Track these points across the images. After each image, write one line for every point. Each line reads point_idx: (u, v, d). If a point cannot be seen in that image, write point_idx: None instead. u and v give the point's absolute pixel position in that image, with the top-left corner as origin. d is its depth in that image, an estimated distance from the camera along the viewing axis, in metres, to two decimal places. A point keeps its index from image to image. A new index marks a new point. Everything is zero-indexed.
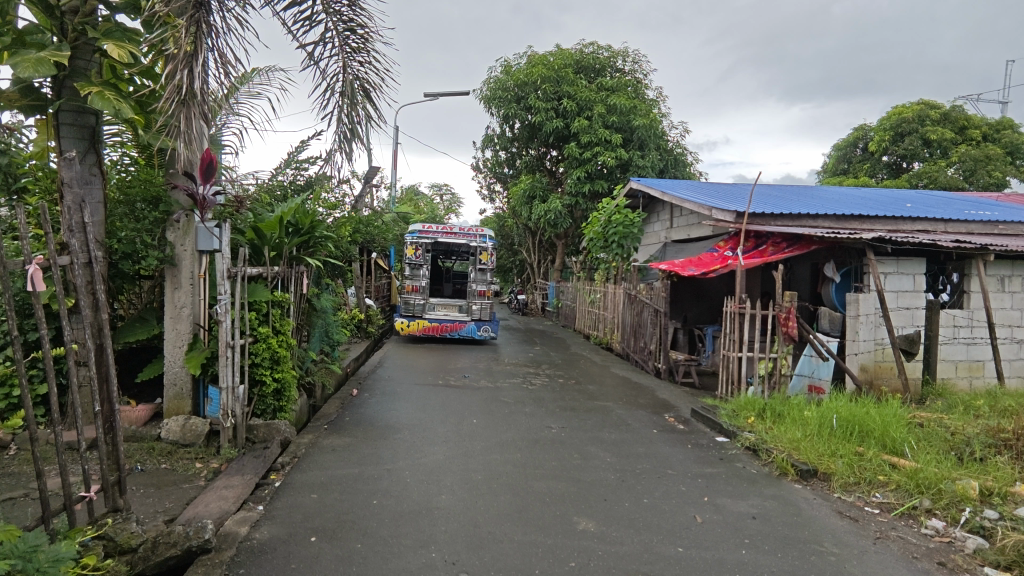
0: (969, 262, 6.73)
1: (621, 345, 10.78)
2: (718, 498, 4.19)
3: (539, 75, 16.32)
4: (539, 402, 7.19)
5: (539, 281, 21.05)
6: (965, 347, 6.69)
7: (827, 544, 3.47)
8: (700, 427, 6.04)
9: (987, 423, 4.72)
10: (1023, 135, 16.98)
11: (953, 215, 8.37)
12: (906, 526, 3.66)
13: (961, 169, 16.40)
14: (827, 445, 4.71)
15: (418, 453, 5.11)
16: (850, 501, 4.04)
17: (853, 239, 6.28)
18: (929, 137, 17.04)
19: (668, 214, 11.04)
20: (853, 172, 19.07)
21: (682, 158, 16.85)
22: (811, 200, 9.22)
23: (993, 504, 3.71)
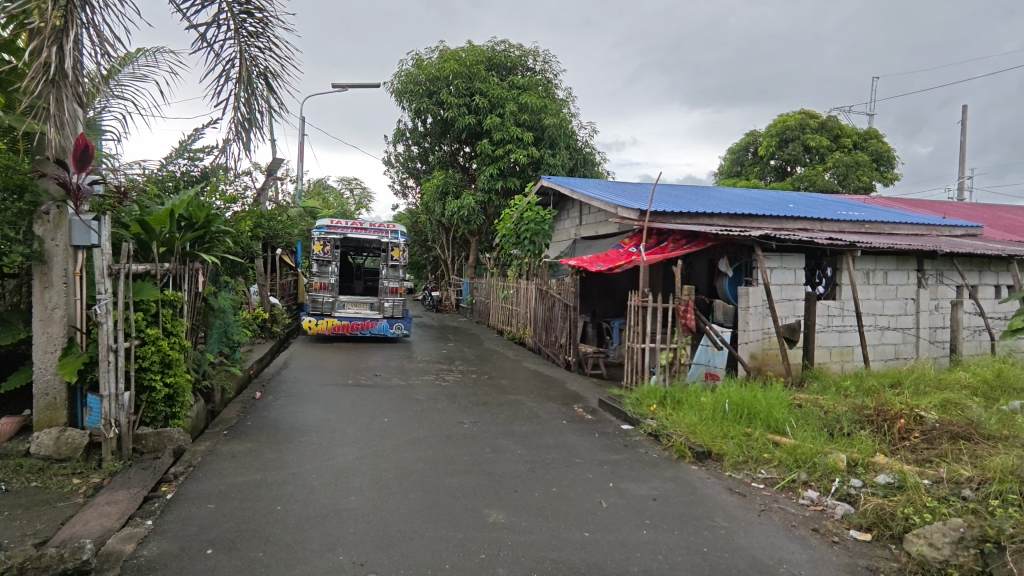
0: (840, 257, 7.46)
1: (533, 339, 10.98)
2: (622, 482, 4.39)
3: (450, 70, 16.24)
4: (451, 398, 7.18)
5: (453, 278, 20.95)
6: (838, 334, 7.42)
7: (719, 519, 3.74)
8: (607, 417, 6.29)
9: (854, 402, 5.26)
10: (885, 144, 19.02)
11: (828, 215, 9.23)
12: (786, 498, 4.02)
13: (836, 174, 18.12)
14: (720, 428, 5.07)
15: (326, 455, 4.95)
16: (739, 479, 4.38)
17: (743, 236, 6.77)
18: (809, 144, 18.66)
19: (577, 212, 11.37)
20: (745, 174, 20.53)
21: (591, 158, 17.38)
22: (707, 199, 9.82)
23: (857, 473, 4.10)
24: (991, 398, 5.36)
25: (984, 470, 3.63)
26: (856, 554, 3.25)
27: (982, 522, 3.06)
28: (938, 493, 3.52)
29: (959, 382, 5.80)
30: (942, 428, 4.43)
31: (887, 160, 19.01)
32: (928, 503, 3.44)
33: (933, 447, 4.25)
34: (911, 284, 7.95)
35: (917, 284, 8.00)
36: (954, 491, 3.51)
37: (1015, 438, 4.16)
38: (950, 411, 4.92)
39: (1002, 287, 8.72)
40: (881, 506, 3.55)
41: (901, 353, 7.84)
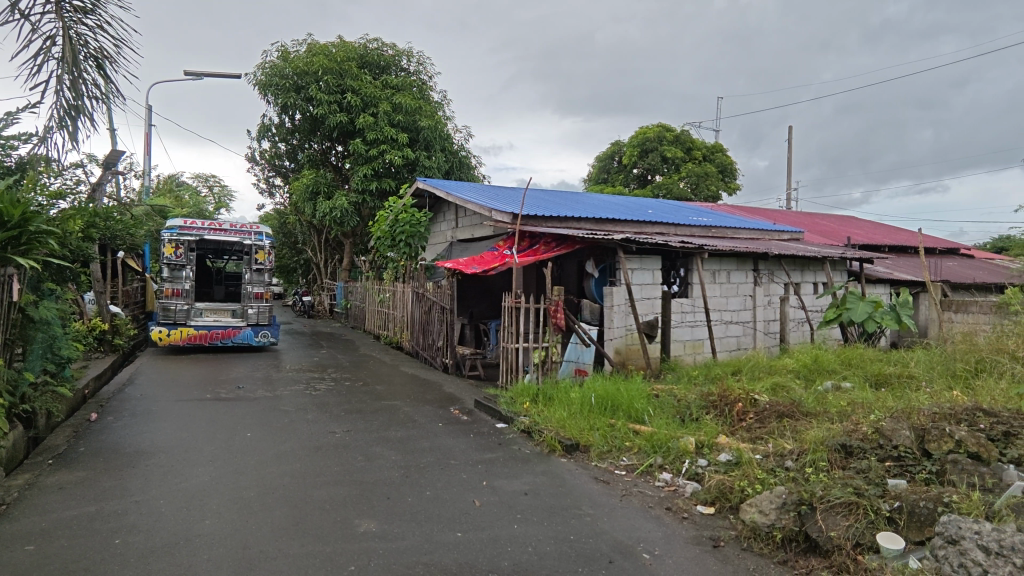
0: (691, 259, 8.21)
1: (410, 343, 10.83)
2: (495, 480, 4.48)
3: (319, 65, 15.56)
4: (323, 407, 6.87)
5: (326, 282, 20.05)
6: (690, 329, 8.17)
7: (585, 507, 3.95)
8: (483, 417, 6.38)
9: (702, 390, 5.81)
10: (728, 157, 21.23)
11: (681, 220, 10.12)
12: (644, 481, 4.35)
13: (689, 183, 19.87)
14: (587, 421, 5.35)
15: (177, 477, 4.51)
16: (603, 467, 4.67)
17: (608, 239, 7.21)
18: (666, 155, 20.28)
19: (453, 214, 11.42)
20: (611, 181, 21.87)
21: (467, 161, 17.51)
22: (576, 204, 10.33)
23: (704, 454, 4.53)
24: (809, 380, 6.20)
25: (802, 443, 4.14)
26: (702, 526, 3.60)
27: (801, 488, 3.47)
28: (766, 466, 3.96)
29: (786, 368, 6.64)
30: (771, 408, 5.03)
31: (730, 171, 21.25)
32: (759, 475, 3.86)
33: (764, 425, 4.83)
34: (749, 282, 8.95)
35: (754, 282, 9.02)
36: (779, 463, 3.96)
37: (827, 412, 4.83)
38: (778, 393, 5.62)
39: (820, 283, 10.09)
40: (723, 482, 3.94)
41: (741, 344, 8.80)
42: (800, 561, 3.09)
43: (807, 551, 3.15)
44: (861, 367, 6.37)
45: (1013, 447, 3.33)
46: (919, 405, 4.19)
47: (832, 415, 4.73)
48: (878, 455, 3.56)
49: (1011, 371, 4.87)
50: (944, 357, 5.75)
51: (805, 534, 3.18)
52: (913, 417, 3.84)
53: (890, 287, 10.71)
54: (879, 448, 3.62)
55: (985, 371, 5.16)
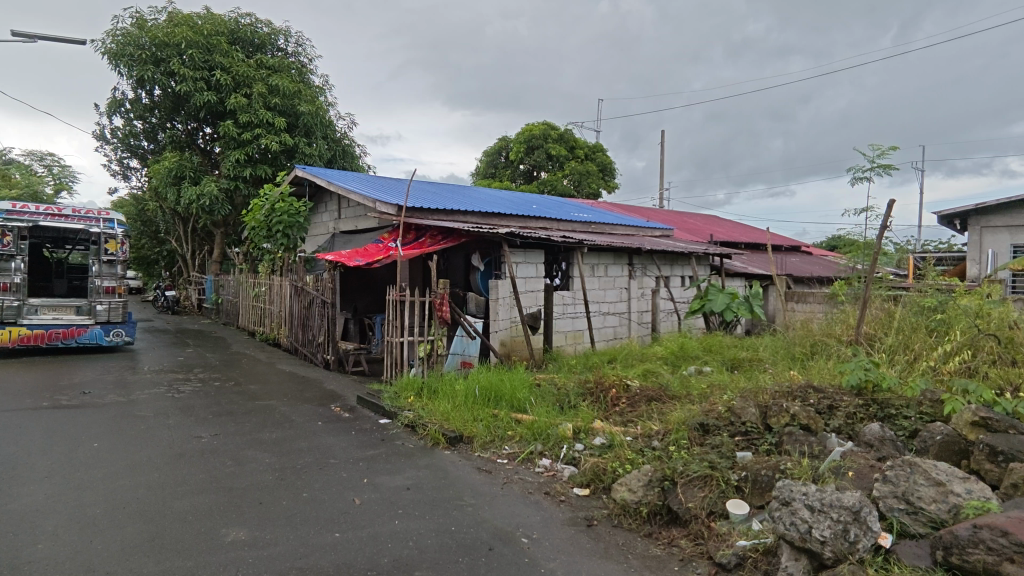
0: (573, 253, 8.55)
1: (288, 339, 10.27)
2: (376, 477, 4.39)
3: (182, 38, 14.17)
4: (187, 411, 6.31)
5: (193, 275, 18.41)
6: (571, 320, 8.56)
7: (468, 498, 3.98)
8: (366, 413, 6.22)
9: (579, 377, 6.11)
10: (608, 157, 22.34)
11: (564, 216, 10.49)
12: (525, 468, 4.49)
13: (572, 180, 20.67)
14: (471, 412, 5.41)
15: (4, 499, 3.93)
16: (486, 457, 4.76)
17: (492, 233, 7.29)
18: (551, 153, 20.90)
19: (336, 205, 10.95)
20: (498, 177, 22.11)
21: (350, 150, 16.86)
22: (463, 198, 10.33)
23: (581, 438, 4.74)
24: (675, 365, 6.72)
25: (666, 424, 4.47)
26: (577, 508, 3.78)
27: (665, 465, 3.75)
28: (636, 447, 4.22)
29: (656, 355, 7.16)
30: (641, 393, 5.38)
31: (610, 171, 22.39)
32: (628, 455, 4.11)
33: (635, 408, 5.16)
34: (625, 275, 9.50)
35: (629, 275, 9.59)
36: (647, 443, 4.25)
37: (689, 395, 5.27)
38: (648, 378, 6.04)
39: (686, 277, 10.95)
40: (597, 464, 4.15)
41: (618, 334, 9.33)
42: (663, 533, 3.35)
43: (669, 523, 3.42)
44: (719, 353, 7.01)
45: (836, 418, 3.81)
46: (765, 385, 4.68)
47: (693, 397, 5.17)
48: (730, 432, 3.94)
49: (837, 352, 5.60)
50: (786, 342, 6.48)
51: (667, 507, 3.46)
52: (760, 396, 4.28)
53: (745, 280, 11.87)
54: (730, 425, 4.00)
55: (818, 353, 5.90)
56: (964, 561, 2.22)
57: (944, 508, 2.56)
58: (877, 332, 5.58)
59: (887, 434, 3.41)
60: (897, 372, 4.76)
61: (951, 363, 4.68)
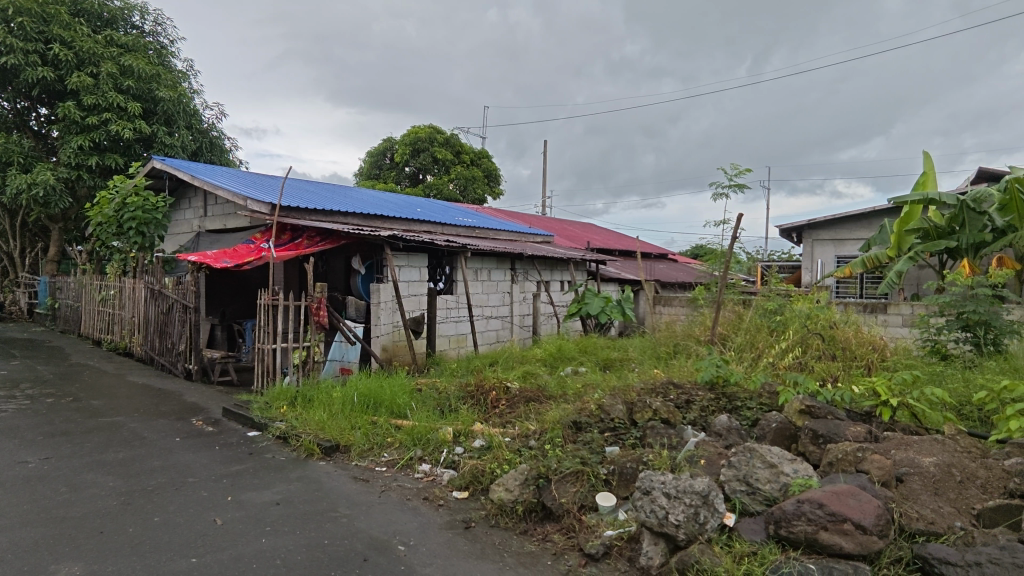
0: (456, 257, 8.57)
1: (142, 348, 9.27)
2: (241, 494, 4.09)
3: (10, 3, 12.32)
4: (10, 433, 5.46)
5: (22, 276, 15.98)
6: (454, 324, 8.57)
7: (342, 509, 3.84)
8: (232, 426, 5.78)
9: (460, 381, 6.14)
10: (493, 163, 22.71)
11: (447, 220, 10.52)
12: (403, 475, 4.43)
13: (458, 185, 20.92)
14: (348, 420, 5.23)
15: None
16: (363, 466, 4.64)
17: (373, 235, 7.11)
18: (437, 156, 20.81)
19: (200, 201, 10.08)
20: (383, 178, 21.61)
21: (219, 143, 15.60)
22: (343, 198, 9.98)
23: (460, 441, 4.76)
24: (553, 367, 6.99)
25: (543, 423, 4.62)
26: (456, 511, 3.79)
27: (540, 463, 3.88)
28: (513, 447, 4.32)
29: (535, 357, 7.39)
30: (520, 394, 5.51)
31: (495, 177, 22.80)
32: (506, 456, 4.20)
33: (514, 409, 5.29)
34: (507, 280, 9.70)
35: (511, 280, 9.81)
36: (524, 443, 4.37)
37: (565, 394, 5.50)
38: (527, 379, 6.21)
39: (565, 282, 11.42)
40: (476, 466, 4.18)
41: (500, 337, 9.50)
42: (537, 529, 3.46)
43: (543, 519, 3.54)
44: (593, 354, 7.38)
45: (691, 411, 4.17)
46: (633, 383, 5.01)
47: (569, 396, 5.40)
48: (600, 428, 4.16)
49: (695, 351, 6.14)
50: (652, 342, 6.97)
51: (541, 504, 3.57)
52: (628, 394, 4.56)
53: (618, 285, 12.61)
54: (600, 421, 4.23)
55: (679, 351, 6.42)
56: (790, 532, 2.51)
57: (776, 487, 2.88)
58: (728, 332, 6.19)
59: (732, 424, 3.79)
60: (744, 368, 5.32)
61: (785, 359, 5.36)
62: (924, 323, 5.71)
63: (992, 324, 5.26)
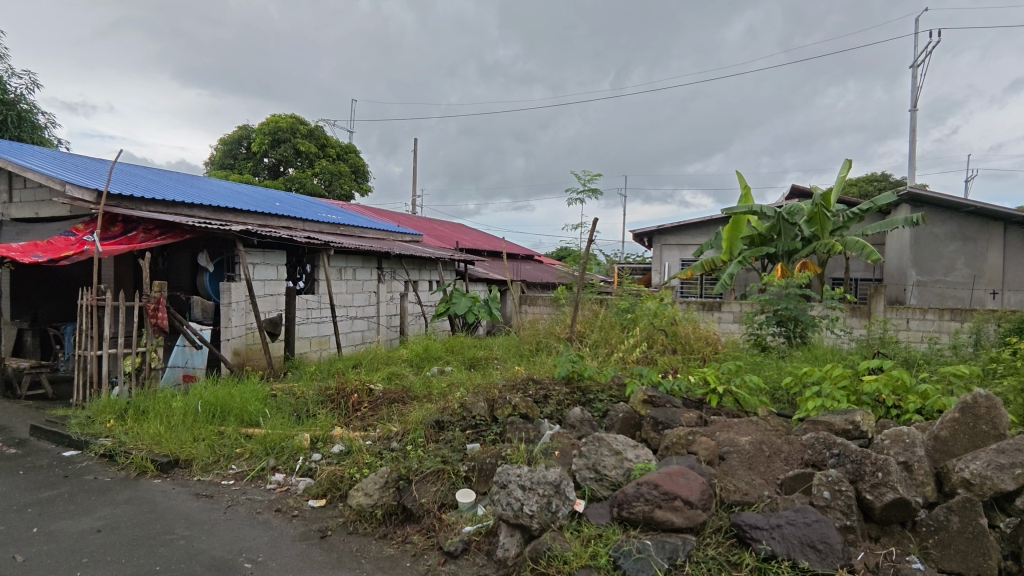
0: (317, 255, 8.17)
1: None
2: (52, 523, 3.55)
3: None
4: None
5: None
6: (316, 325, 8.15)
7: (178, 530, 3.48)
8: (43, 446, 5.00)
9: (320, 385, 5.85)
10: (360, 159, 22.03)
11: (308, 216, 10.02)
12: (253, 487, 4.13)
13: (323, 180, 20.00)
14: (189, 431, 4.76)
15: None
16: (207, 481, 4.25)
17: (223, 230, 6.54)
18: (300, 148, 19.65)
19: (4, 184, 8.57)
20: (237, 168, 19.94)
21: (30, 117, 13.38)
22: (188, 188, 9.08)
23: (318, 448, 4.53)
24: (419, 367, 6.93)
25: (405, 424, 4.56)
26: (311, 521, 3.61)
27: (401, 465, 3.83)
28: (374, 450, 4.21)
29: (401, 358, 7.27)
30: (384, 396, 5.38)
31: (362, 173, 22.19)
32: (366, 460, 4.08)
33: (377, 412, 5.17)
34: (373, 279, 9.44)
35: (378, 279, 9.58)
36: (385, 445, 4.28)
37: (430, 394, 5.48)
38: (392, 381, 6.09)
39: (433, 282, 11.38)
40: (334, 472, 4.02)
41: (366, 338, 9.22)
42: (397, 532, 3.41)
43: (404, 521, 3.49)
44: (459, 353, 7.44)
45: (548, 405, 4.35)
46: (496, 381, 5.12)
47: (433, 396, 5.40)
48: (462, 426, 4.20)
49: (555, 348, 6.43)
50: (517, 340, 7.20)
51: (402, 506, 3.52)
52: (490, 391, 4.65)
53: (486, 285, 12.85)
54: (462, 419, 4.27)
55: (542, 348, 6.70)
56: (631, 512, 2.73)
57: (621, 472, 3.10)
58: (585, 330, 6.58)
59: (584, 416, 4.02)
60: (598, 362, 5.65)
61: (634, 353, 5.80)
62: (749, 319, 6.49)
63: (800, 319, 6.12)
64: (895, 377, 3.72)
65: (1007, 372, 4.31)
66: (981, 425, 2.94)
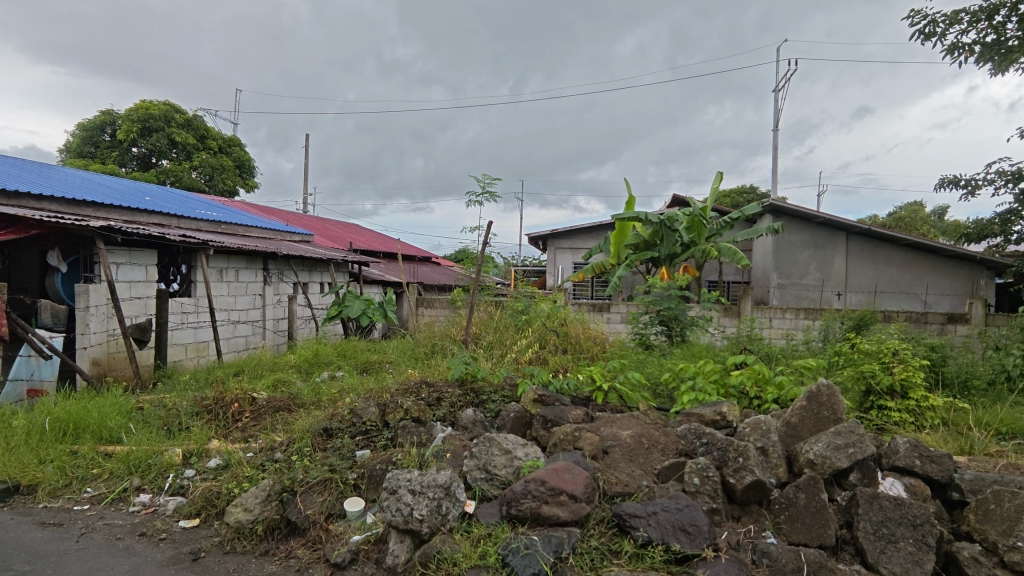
0: (194, 255, 7.57)
1: None
2: None
3: None
4: None
5: None
6: (192, 331, 7.50)
7: (16, 566, 3.06)
8: None
9: (195, 394, 5.41)
10: (245, 152, 20.82)
11: (184, 212, 9.25)
12: (113, 511, 3.73)
13: (202, 174, 18.65)
14: (34, 453, 4.21)
15: None
16: (56, 507, 3.78)
17: (80, 225, 5.84)
18: (175, 139, 18.06)
19: None
20: (99, 157, 17.94)
21: None
22: (36, 177, 8.03)
23: (191, 463, 4.19)
24: (308, 373, 6.63)
25: (290, 433, 4.34)
26: (182, 543, 3.33)
27: (285, 476, 3.65)
28: (255, 463, 3.96)
29: (288, 364, 6.92)
30: (268, 404, 5.09)
31: (247, 168, 20.94)
32: (246, 473, 3.83)
33: (259, 422, 4.86)
34: (258, 281, 8.90)
35: (263, 281, 9.05)
36: (268, 456, 4.04)
37: (319, 400, 5.26)
38: (278, 388, 5.76)
39: (324, 284, 10.95)
40: (209, 489, 3.74)
41: (249, 343, 8.66)
42: (280, 547, 3.23)
43: (288, 535, 3.32)
44: (352, 357, 7.20)
45: (441, 408, 4.34)
46: (388, 385, 5.03)
47: (322, 402, 5.19)
48: (351, 433, 4.07)
49: (450, 350, 6.44)
50: (412, 343, 7.12)
51: (286, 519, 3.35)
52: (382, 396, 4.55)
53: (381, 287, 12.59)
54: (352, 426, 4.14)
55: (436, 350, 6.68)
56: (519, 510, 2.78)
57: (510, 470, 3.15)
58: (481, 331, 6.64)
59: (477, 417, 4.05)
60: (492, 363, 5.72)
61: (527, 354, 5.97)
62: (635, 320, 6.87)
63: (679, 319, 6.59)
64: (757, 370, 4.12)
65: (846, 363, 4.92)
66: (824, 410, 3.32)
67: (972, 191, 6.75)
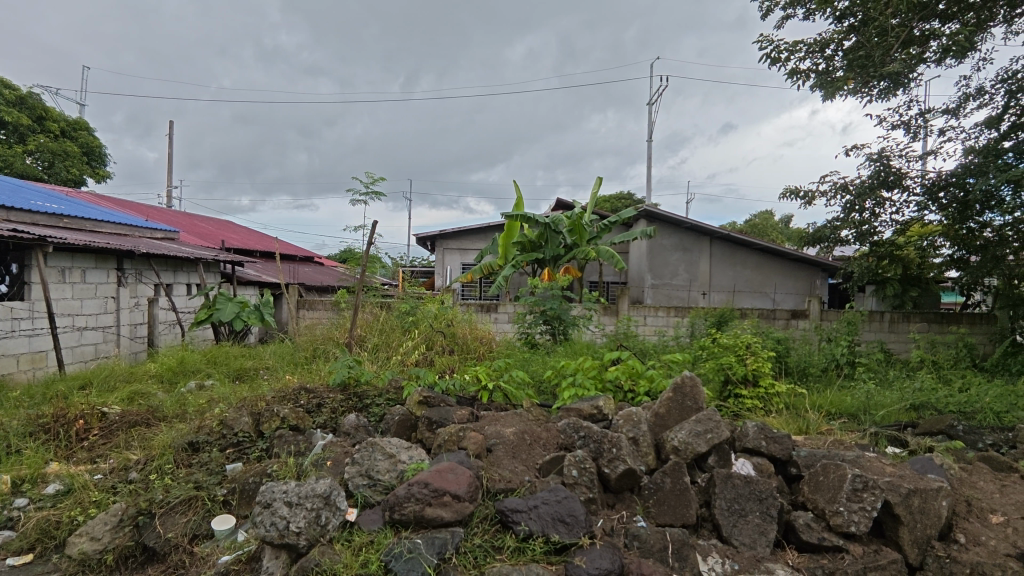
0: (29, 251, 6.63)
1: None
2: None
3: None
4: None
5: None
6: (26, 339, 6.55)
7: None
8: None
9: (28, 412, 4.73)
10: (94, 138, 18.58)
11: (16, 203, 8.08)
12: None
13: (39, 160, 16.35)
14: None
15: None
16: None
17: None
18: (4, 119, 15.66)
19: None
20: None
21: None
22: None
23: (23, 492, 3.67)
24: (172, 383, 6.05)
25: (148, 449, 3.94)
26: None
27: (141, 498, 3.32)
28: (104, 485, 3.56)
29: (147, 374, 6.26)
30: (121, 419, 4.57)
31: (97, 155, 18.72)
32: (94, 498, 3.43)
33: (110, 440, 4.35)
34: (110, 282, 7.99)
35: (117, 282, 8.14)
36: (120, 478, 3.64)
37: (184, 412, 4.83)
38: (134, 401, 5.21)
39: (191, 285, 10.07)
40: (46, 519, 3.31)
41: (99, 352, 7.72)
42: None
43: (144, 562, 3.02)
44: (223, 364, 6.68)
45: (321, 415, 4.16)
46: (264, 392, 4.73)
47: (187, 414, 4.76)
48: (220, 446, 3.79)
49: (333, 353, 6.19)
50: (291, 347, 6.75)
51: (142, 546, 3.05)
52: (256, 405, 4.28)
53: (256, 289, 11.81)
54: (222, 438, 3.85)
55: (318, 355, 6.39)
56: (402, 514, 2.74)
57: (394, 475, 3.10)
58: (366, 333, 6.46)
59: (360, 422, 3.94)
60: (377, 366, 5.59)
61: (414, 355, 5.91)
62: (521, 320, 7.03)
63: (562, 317, 6.86)
64: (630, 366, 4.38)
65: (708, 357, 5.38)
66: (687, 401, 3.62)
67: (809, 202, 7.68)
